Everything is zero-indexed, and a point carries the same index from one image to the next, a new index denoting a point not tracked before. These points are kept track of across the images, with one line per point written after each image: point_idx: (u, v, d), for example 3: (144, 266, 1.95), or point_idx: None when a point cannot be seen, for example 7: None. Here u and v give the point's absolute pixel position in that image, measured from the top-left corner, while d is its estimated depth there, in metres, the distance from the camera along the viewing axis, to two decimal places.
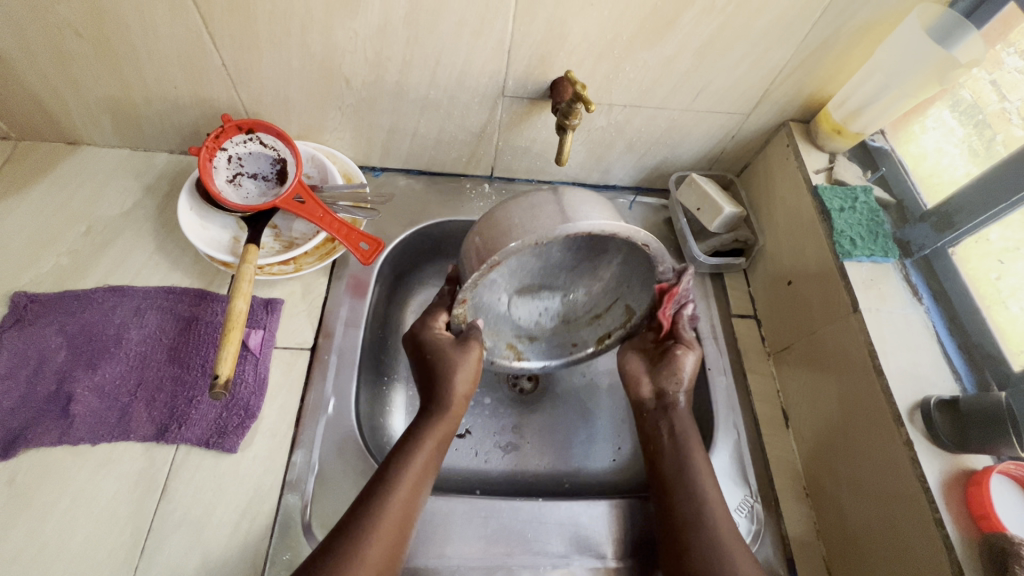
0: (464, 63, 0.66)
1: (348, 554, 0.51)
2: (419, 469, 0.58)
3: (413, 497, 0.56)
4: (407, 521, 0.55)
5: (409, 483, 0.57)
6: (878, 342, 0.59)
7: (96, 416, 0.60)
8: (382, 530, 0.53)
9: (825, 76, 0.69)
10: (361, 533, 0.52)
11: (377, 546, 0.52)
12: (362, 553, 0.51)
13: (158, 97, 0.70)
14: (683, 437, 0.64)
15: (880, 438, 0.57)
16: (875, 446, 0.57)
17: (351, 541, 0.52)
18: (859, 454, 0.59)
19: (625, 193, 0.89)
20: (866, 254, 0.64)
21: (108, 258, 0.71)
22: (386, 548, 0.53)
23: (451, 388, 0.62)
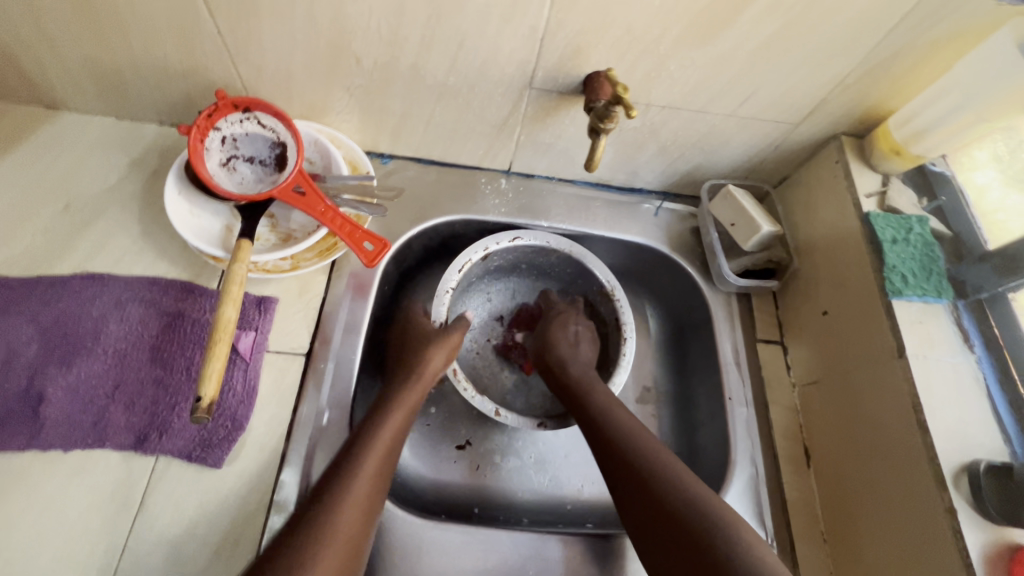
0: (489, 50, 0.58)
1: (313, 537, 0.46)
2: (387, 445, 0.55)
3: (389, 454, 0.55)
4: (374, 501, 0.52)
5: (377, 457, 0.54)
6: (924, 394, 0.54)
7: (68, 420, 0.55)
8: (349, 506, 0.49)
9: (889, 89, 0.62)
10: (328, 511, 0.48)
11: (343, 527, 0.48)
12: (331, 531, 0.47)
13: (146, 65, 0.62)
14: (603, 399, 0.63)
15: (909, 492, 0.53)
16: (897, 468, 0.55)
17: (318, 523, 0.47)
18: (883, 505, 0.55)
19: (651, 198, 0.82)
20: (918, 293, 0.58)
21: (88, 241, 0.64)
22: (363, 496, 0.51)
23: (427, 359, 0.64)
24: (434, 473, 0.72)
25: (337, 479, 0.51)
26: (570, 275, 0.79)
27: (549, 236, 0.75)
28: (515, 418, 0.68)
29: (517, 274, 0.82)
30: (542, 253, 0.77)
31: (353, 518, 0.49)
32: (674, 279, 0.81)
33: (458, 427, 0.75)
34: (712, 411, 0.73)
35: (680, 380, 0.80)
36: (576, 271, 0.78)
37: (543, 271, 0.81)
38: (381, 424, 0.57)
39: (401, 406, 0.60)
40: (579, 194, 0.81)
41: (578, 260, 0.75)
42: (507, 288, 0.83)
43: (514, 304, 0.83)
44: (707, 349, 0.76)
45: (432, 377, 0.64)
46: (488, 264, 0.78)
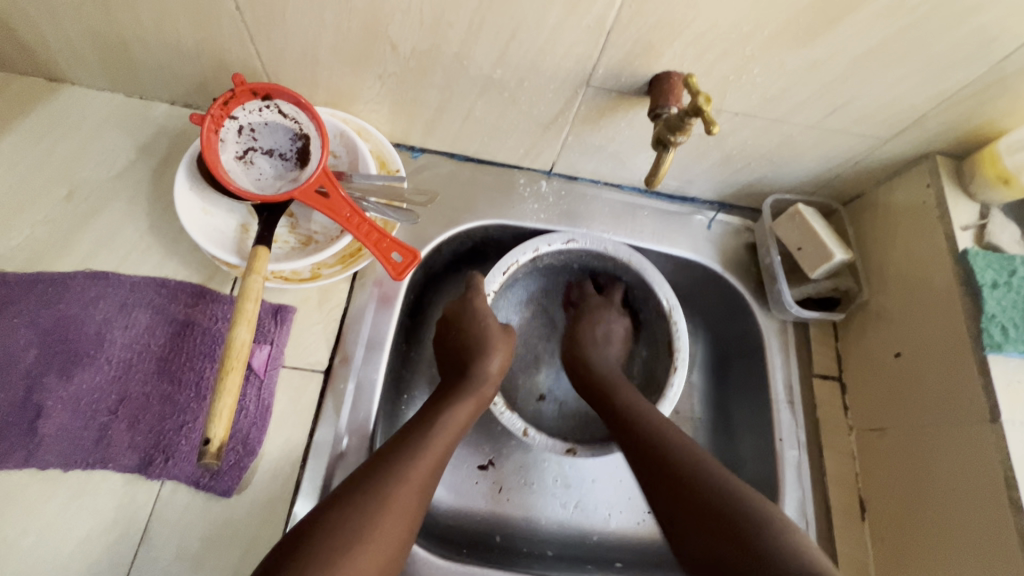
0: (545, 42, 0.51)
1: (339, 556, 0.41)
2: (440, 453, 0.50)
3: (444, 457, 0.51)
4: (419, 511, 0.47)
5: (427, 467, 0.49)
6: (1020, 467, 0.48)
7: (69, 437, 0.51)
8: (395, 514, 0.45)
9: (1006, 107, 0.53)
10: (361, 520, 0.43)
11: (384, 534, 0.43)
12: (371, 538, 0.43)
13: (157, 39, 0.55)
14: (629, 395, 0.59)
15: (1000, 556, 0.48)
16: (980, 506, 0.50)
17: (357, 522, 0.43)
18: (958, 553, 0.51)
19: (704, 208, 0.74)
20: (1019, 348, 0.51)
21: (92, 235, 0.59)
22: (412, 505, 0.46)
23: (487, 357, 0.59)
24: (455, 496, 0.67)
25: (380, 478, 0.46)
26: (624, 284, 0.72)
27: (607, 241, 0.68)
28: (544, 440, 0.63)
29: (562, 277, 0.74)
30: (596, 258, 0.70)
31: (397, 526, 0.45)
32: (723, 299, 0.74)
33: (482, 445, 0.70)
34: (759, 449, 0.67)
35: (722, 409, 0.73)
36: (631, 282, 0.70)
37: (592, 275, 0.73)
38: (434, 428, 0.51)
39: (459, 410, 0.54)
40: (625, 201, 0.73)
41: (636, 270, 0.68)
42: (553, 293, 0.75)
43: (557, 306, 0.76)
44: (757, 380, 0.69)
45: (491, 388, 0.58)
46: (536, 264, 0.70)
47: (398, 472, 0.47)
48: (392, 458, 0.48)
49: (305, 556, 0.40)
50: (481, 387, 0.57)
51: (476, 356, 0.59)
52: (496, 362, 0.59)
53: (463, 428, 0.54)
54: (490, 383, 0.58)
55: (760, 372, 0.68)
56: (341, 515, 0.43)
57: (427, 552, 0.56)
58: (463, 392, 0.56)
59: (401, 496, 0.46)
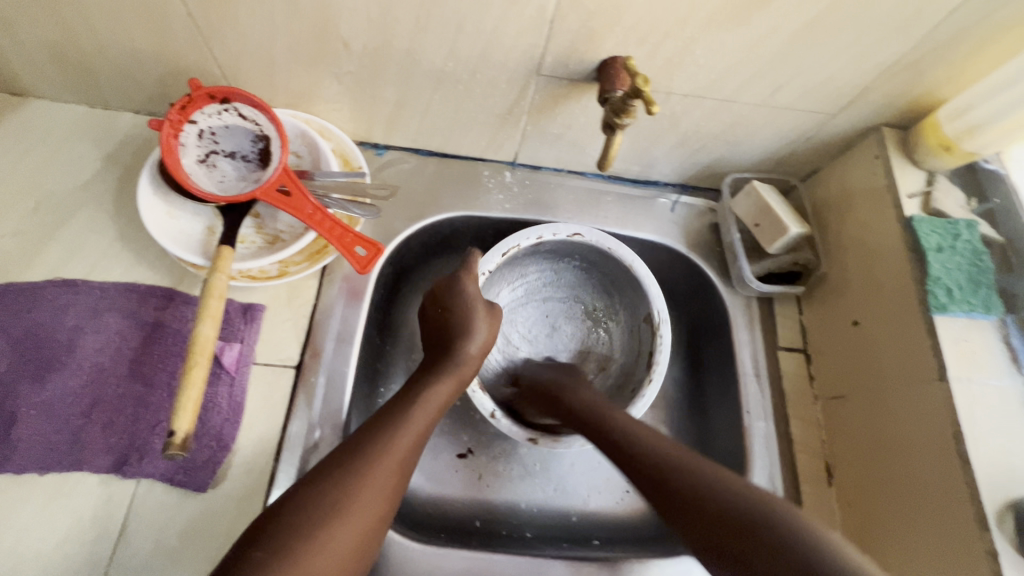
0: (491, 34, 0.52)
1: (312, 538, 0.41)
2: (419, 431, 0.51)
3: (422, 436, 0.51)
4: (398, 486, 0.48)
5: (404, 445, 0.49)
6: (967, 423, 0.49)
7: (44, 441, 0.52)
8: (370, 493, 0.45)
9: (942, 77, 0.55)
10: (329, 500, 0.43)
11: (359, 510, 0.44)
12: (347, 515, 0.43)
13: (115, 50, 0.57)
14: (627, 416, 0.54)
15: (952, 510, 0.49)
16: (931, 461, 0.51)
17: (335, 497, 0.43)
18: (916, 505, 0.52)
19: (667, 191, 0.76)
20: (964, 308, 0.53)
21: (61, 244, 0.60)
22: (386, 488, 0.46)
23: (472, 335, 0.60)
24: (434, 483, 0.68)
25: (357, 455, 0.46)
26: (613, 269, 0.72)
27: (612, 241, 0.68)
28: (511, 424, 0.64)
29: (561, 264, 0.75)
30: (596, 253, 0.70)
31: (376, 499, 0.45)
32: (690, 280, 0.75)
33: (460, 434, 0.72)
34: (728, 423, 0.68)
35: (695, 387, 0.74)
36: (624, 279, 0.71)
37: (591, 267, 0.74)
38: (411, 405, 0.52)
39: (439, 388, 0.55)
40: (589, 188, 0.74)
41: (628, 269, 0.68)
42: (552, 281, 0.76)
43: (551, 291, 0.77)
44: (724, 356, 0.70)
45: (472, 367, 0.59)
46: (538, 248, 0.71)
47: (376, 447, 0.47)
48: (368, 434, 0.48)
49: (279, 539, 0.40)
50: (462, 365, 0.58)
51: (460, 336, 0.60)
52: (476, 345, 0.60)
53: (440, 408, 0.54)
54: (470, 365, 0.59)
55: (728, 348, 0.70)
56: (319, 488, 0.43)
57: (401, 537, 0.57)
58: (444, 370, 0.57)
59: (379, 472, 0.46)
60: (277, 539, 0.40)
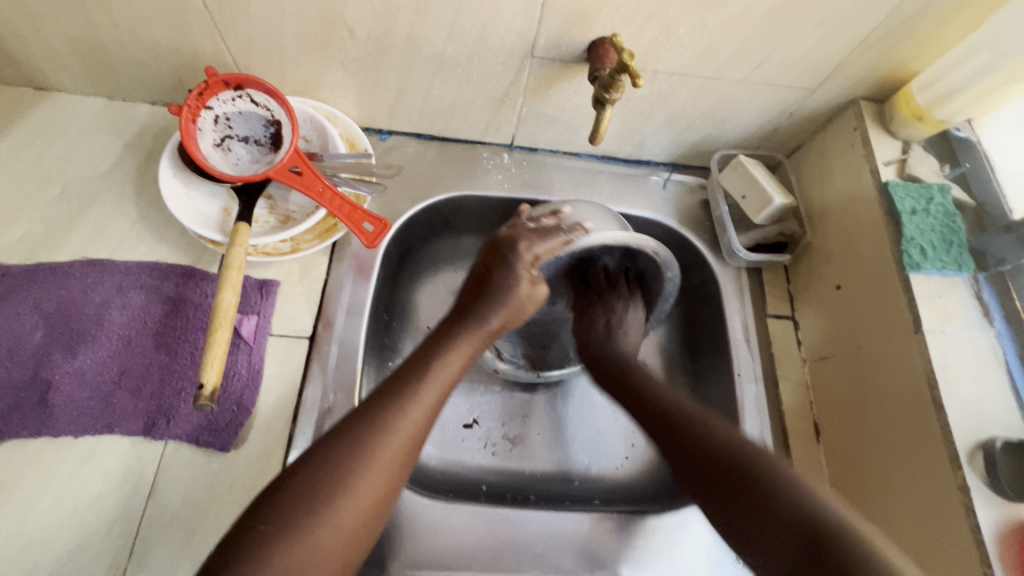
0: (487, 18, 0.56)
1: (315, 509, 0.42)
2: (430, 403, 0.50)
3: (435, 406, 0.50)
4: (408, 459, 0.48)
5: (413, 419, 0.48)
6: (940, 371, 0.53)
7: (77, 407, 0.55)
8: (376, 465, 0.45)
9: (913, 50, 0.58)
10: (337, 468, 0.44)
11: (366, 482, 0.44)
12: (352, 490, 0.44)
13: (133, 42, 0.60)
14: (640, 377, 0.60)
15: (929, 453, 0.52)
16: (912, 415, 0.54)
17: (338, 471, 0.44)
18: (903, 465, 0.54)
19: (659, 170, 0.79)
20: (937, 266, 0.56)
21: (86, 227, 0.64)
22: (394, 460, 0.46)
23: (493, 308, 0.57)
24: (441, 451, 0.72)
25: (366, 425, 0.46)
26: (633, 274, 0.69)
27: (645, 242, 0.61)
28: None
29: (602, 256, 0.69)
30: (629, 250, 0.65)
31: (382, 473, 0.45)
32: (682, 254, 0.78)
33: (466, 405, 0.75)
34: (721, 387, 0.71)
35: (690, 357, 0.77)
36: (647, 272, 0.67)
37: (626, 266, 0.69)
38: (423, 376, 0.51)
39: (453, 359, 0.53)
40: (584, 167, 0.78)
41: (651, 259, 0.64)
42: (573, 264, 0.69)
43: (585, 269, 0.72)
44: (716, 324, 0.74)
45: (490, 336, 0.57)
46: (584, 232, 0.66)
47: (381, 422, 0.47)
48: (376, 407, 0.48)
49: (284, 506, 0.42)
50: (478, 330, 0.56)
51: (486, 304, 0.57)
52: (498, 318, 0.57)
53: (455, 377, 0.53)
54: (486, 337, 0.56)
55: (719, 315, 0.73)
56: (323, 461, 0.44)
57: (411, 493, 0.61)
58: (459, 337, 0.55)
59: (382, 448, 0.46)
60: (280, 510, 0.42)
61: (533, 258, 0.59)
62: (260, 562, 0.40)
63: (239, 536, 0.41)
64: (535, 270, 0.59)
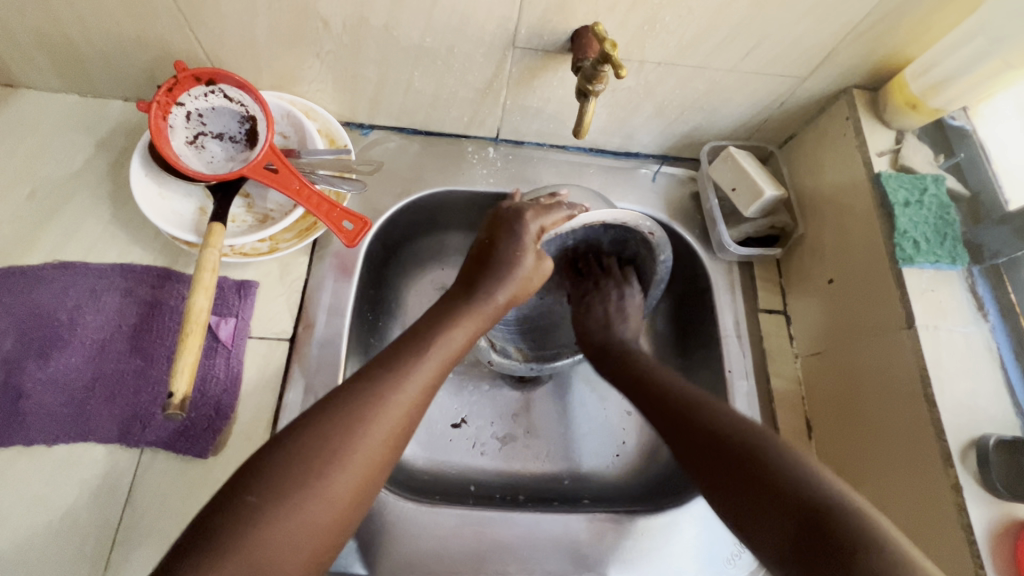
0: (466, 7, 0.54)
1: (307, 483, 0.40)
2: (431, 378, 0.48)
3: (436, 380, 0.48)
4: (404, 433, 0.46)
5: (411, 392, 0.46)
6: (932, 366, 0.51)
7: (50, 414, 0.54)
8: (373, 437, 0.43)
9: (906, 36, 0.57)
10: (330, 439, 0.42)
11: (361, 456, 0.43)
12: (345, 461, 0.42)
13: (100, 37, 0.58)
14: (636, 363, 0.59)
15: (922, 447, 0.51)
16: (907, 405, 0.53)
17: (332, 443, 0.42)
18: (898, 440, 0.53)
19: (648, 162, 0.77)
20: (930, 259, 0.55)
21: (58, 229, 0.62)
22: (391, 434, 0.45)
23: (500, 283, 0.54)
24: (428, 452, 0.71)
25: (363, 397, 0.44)
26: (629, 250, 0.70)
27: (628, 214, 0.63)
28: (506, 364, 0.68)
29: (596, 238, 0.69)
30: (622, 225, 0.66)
31: (376, 448, 0.44)
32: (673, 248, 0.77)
33: (454, 404, 0.74)
34: (712, 383, 0.70)
35: (681, 353, 0.76)
36: (640, 249, 0.68)
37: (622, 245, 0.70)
38: (423, 349, 0.49)
39: (456, 334, 0.51)
40: (572, 160, 0.76)
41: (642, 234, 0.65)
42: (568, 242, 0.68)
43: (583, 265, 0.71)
44: (706, 319, 0.72)
45: (494, 313, 0.55)
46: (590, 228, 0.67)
47: (379, 394, 0.45)
48: (374, 377, 0.46)
49: (276, 477, 0.40)
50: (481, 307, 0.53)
51: (491, 278, 0.54)
52: (503, 295, 0.54)
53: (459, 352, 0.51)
54: (491, 313, 0.54)
55: (710, 311, 0.71)
56: (316, 431, 0.42)
57: (396, 497, 0.59)
58: (463, 312, 0.53)
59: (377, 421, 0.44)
60: (270, 479, 0.40)
61: (538, 230, 0.57)
62: (249, 530, 0.38)
63: (224, 510, 0.39)
64: (539, 243, 0.58)
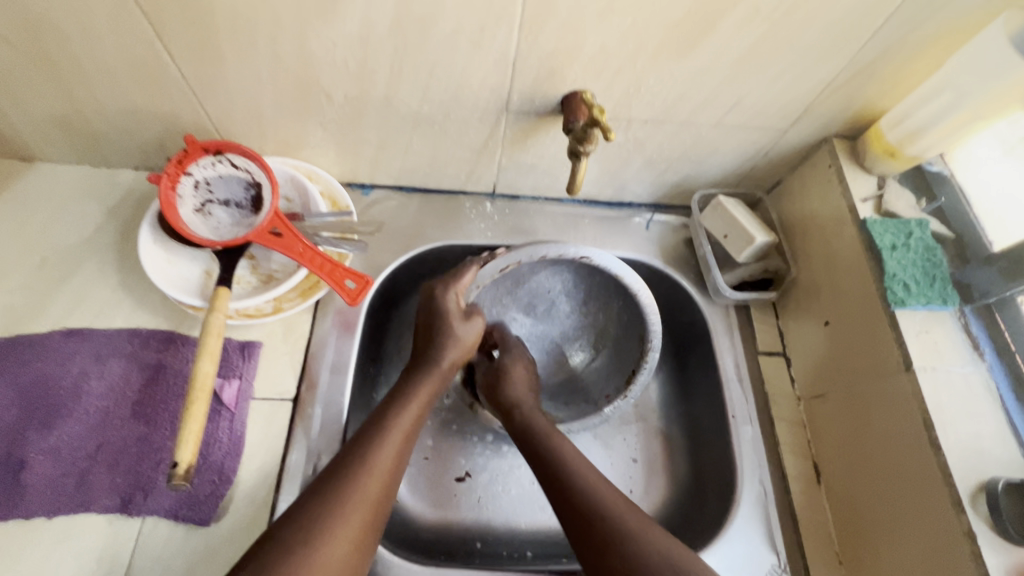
0: (460, 77, 0.57)
1: (296, 556, 0.42)
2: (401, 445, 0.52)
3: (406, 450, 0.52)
4: (385, 500, 0.48)
5: (377, 479, 0.48)
6: (934, 409, 0.52)
7: (51, 485, 0.54)
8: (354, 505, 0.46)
9: (879, 90, 0.60)
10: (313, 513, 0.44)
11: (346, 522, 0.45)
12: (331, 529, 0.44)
13: (114, 113, 0.61)
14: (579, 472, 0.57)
15: (928, 494, 0.50)
16: (905, 453, 0.53)
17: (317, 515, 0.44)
18: (901, 488, 0.53)
19: (641, 211, 0.79)
20: (921, 302, 0.56)
21: (66, 296, 0.63)
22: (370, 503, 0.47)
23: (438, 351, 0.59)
24: (433, 509, 0.69)
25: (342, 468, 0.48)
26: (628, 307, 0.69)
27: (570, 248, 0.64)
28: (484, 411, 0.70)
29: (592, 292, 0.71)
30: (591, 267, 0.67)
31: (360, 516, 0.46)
32: (669, 294, 0.78)
33: (458, 459, 0.73)
34: (716, 429, 0.69)
35: (685, 400, 0.76)
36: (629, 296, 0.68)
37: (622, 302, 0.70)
38: (384, 430, 0.51)
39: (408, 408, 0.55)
40: (567, 213, 0.78)
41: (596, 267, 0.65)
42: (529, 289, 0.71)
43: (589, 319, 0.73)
44: (707, 364, 0.72)
45: (439, 380, 0.58)
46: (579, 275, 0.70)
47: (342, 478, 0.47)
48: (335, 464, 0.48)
49: (271, 556, 0.42)
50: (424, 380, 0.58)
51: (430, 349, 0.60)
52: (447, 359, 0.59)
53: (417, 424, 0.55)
54: (438, 377, 0.59)
55: (710, 355, 0.72)
56: (303, 508, 0.45)
57: (401, 559, 0.58)
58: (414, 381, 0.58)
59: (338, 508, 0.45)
60: (263, 558, 0.42)
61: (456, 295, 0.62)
62: None
63: None
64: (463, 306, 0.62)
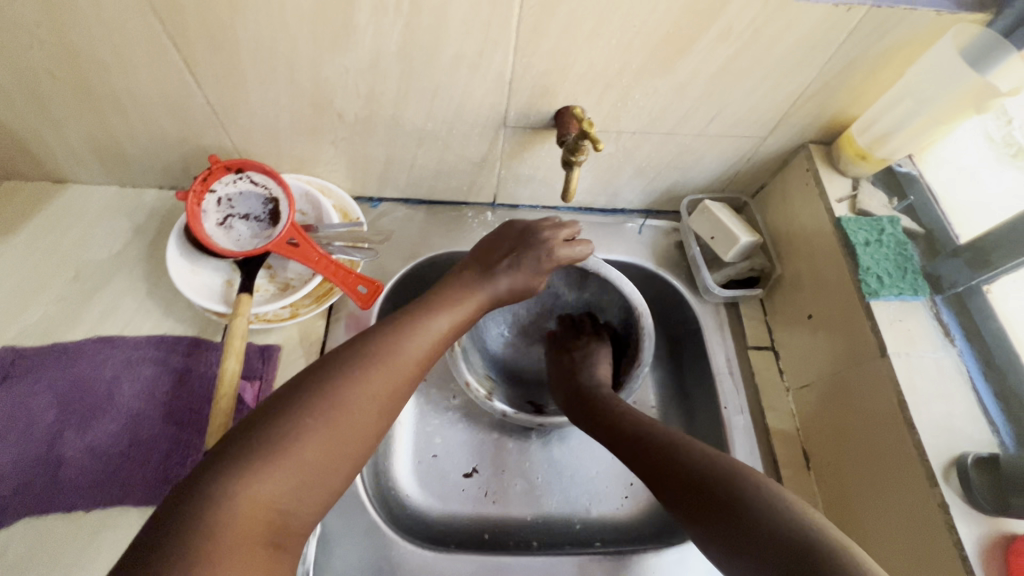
0: (462, 96, 0.62)
1: (274, 451, 0.41)
2: (409, 366, 0.50)
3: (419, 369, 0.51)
4: (383, 414, 0.48)
5: (378, 392, 0.48)
6: (907, 392, 0.55)
7: (88, 481, 0.58)
8: (352, 413, 0.45)
9: (848, 99, 0.64)
10: (306, 412, 0.44)
11: (340, 428, 0.45)
12: (318, 431, 0.43)
13: (143, 137, 0.67)
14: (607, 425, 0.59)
15: (905, 470, 0.54)
16: (882, 433, 0.57)
17: (309, 415, 0.44)
18: (881, 467, 0.57)
19: (634, 217, 0.84)
20: (894, 292, 0.60)
21: (98, 307, 0.68)
22: (368, 412, 0.47)
23: (490, 279, 0.60)
24: (443, 503, 0.73)
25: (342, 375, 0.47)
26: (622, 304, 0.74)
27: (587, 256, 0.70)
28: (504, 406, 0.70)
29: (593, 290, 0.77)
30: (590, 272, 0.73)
31: (351, 424, 0.45)
32: (663, 294, 0.82)
33: (466, 455, 0.76)
34: (710, 420, 0.73)
35: (681, 394, 0.80)
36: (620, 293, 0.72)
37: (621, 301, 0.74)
38: (396, 346, 0.51)
39: (435, 325, 0.54)
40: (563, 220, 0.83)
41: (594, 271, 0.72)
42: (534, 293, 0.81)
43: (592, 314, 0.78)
44: (700, 360, 0.76)
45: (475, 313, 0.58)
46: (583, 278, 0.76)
47: (370, 365, 0.48)
48: (369, 348, 0.49)
49: (246, 447, 0.41)
50: (445, 318, 0.55)
51: (482, 275, 0.60)
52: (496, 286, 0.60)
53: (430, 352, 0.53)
54: (476, 305, 0.58)
55: (703, 351, 0.76)
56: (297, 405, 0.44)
57: (414, 547, 0.62)
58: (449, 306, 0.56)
59: (360, 403, 0.46)
60: (244, 448, 0.41)
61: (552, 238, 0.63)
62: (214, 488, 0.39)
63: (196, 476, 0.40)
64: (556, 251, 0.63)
